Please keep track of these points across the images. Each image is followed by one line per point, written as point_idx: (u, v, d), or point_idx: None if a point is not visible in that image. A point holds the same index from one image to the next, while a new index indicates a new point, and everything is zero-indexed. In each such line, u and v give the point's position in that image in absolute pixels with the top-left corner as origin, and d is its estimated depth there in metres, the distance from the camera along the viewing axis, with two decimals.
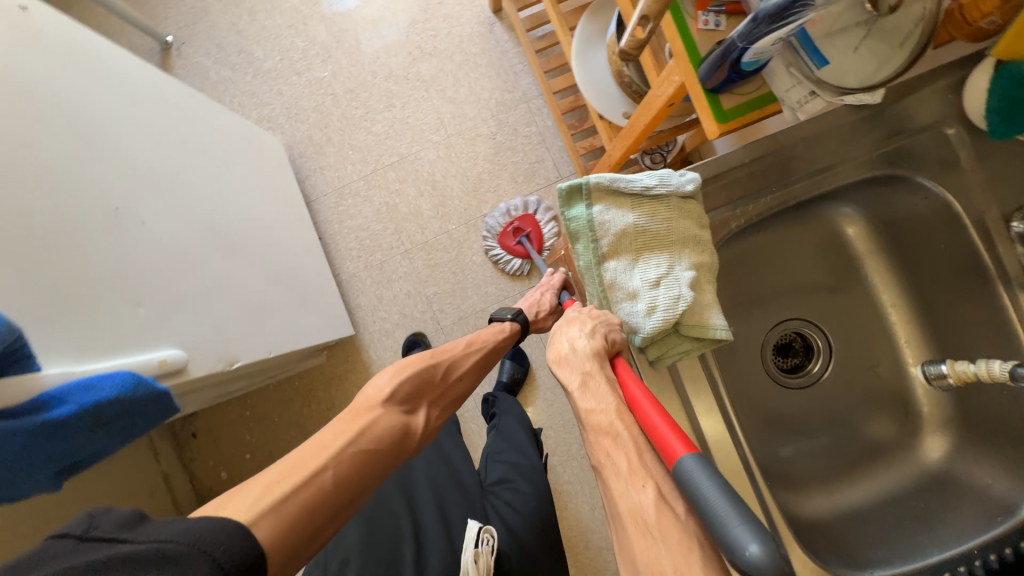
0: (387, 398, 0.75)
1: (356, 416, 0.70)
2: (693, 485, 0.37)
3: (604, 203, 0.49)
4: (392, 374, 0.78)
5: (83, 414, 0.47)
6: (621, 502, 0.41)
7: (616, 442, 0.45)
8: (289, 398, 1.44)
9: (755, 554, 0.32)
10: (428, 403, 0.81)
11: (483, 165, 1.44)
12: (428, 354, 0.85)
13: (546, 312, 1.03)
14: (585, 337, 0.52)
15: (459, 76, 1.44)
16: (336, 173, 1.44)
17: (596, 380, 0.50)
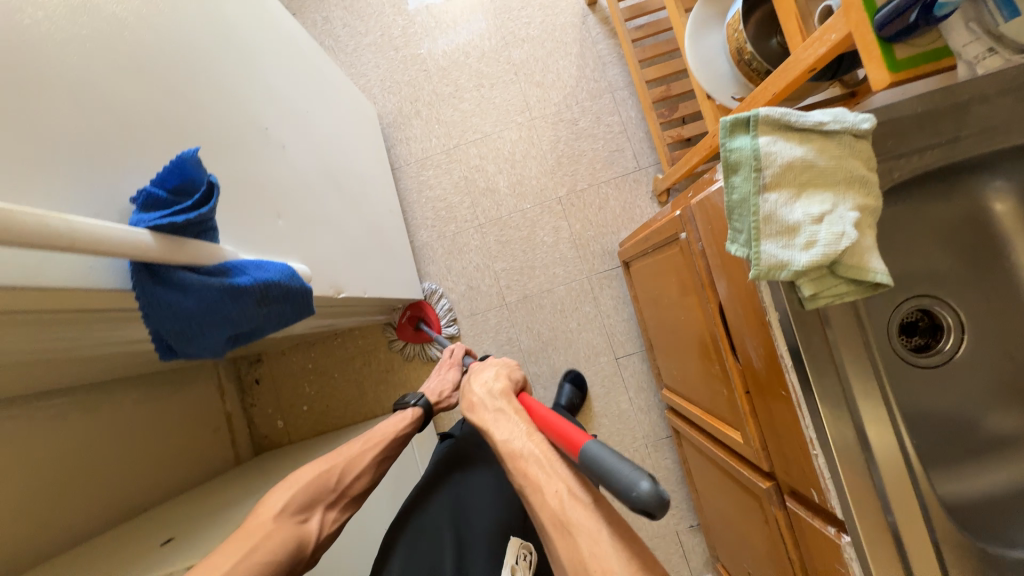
0: (277, 512, 0.69)
1: (243, 537, 0.64)
2: (597, 465, 0.52)
3: (773, 135, 0.50)
4: (285, 489, 0.72)
5: (256, 286, 0.51)
6: (545, 513, 0.57)
7: (542, 472, 0.61)
8: (350, 356, 1.47)
9: (644, 489, 0.46)
10: (325, 505, 0.75)
11: (563, 150, 1.47)
12: (320, 461, 0.79)
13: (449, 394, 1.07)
14: (492, 382, 0.79)
15: (548, 62, 1.49)
16: (420, 146, 1.49)
17: (505, 416, 0.72)
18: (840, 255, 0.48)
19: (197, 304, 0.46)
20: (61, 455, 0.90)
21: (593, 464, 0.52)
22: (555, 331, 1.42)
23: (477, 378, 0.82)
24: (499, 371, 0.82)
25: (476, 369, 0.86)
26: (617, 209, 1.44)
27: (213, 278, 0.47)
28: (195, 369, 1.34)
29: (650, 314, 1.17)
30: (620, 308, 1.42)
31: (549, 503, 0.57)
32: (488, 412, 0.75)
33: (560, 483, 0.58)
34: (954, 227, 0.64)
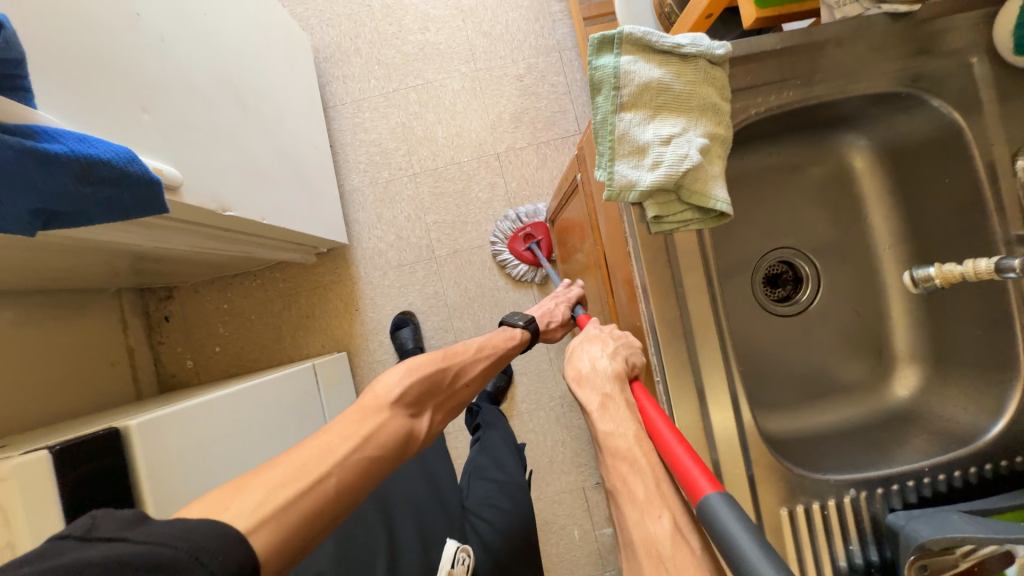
0: (396, 399, 0.68)
1: (363, 421, 0.63)
2: (724, 524, 0.37)
3: (633, 54, 0.49)
4: (405, 373, 0.72)
5: (75, 159, 0.46)
6: (637, 532, 0.43)
7: (633, 467, 0.47)
8: (269, 298, 1.41)
9: None
10: (434, 409, 0.75)
11: (506, 105, 1.44)
12: (438, 358, 0.78)
13: (558, 323, 0.98)
14: (606, 357, 0.61)
15: (498, 13, 1.44)
16: (358, 85, 1.42)
17: (614, 403, 0.55)
18: (683, 179, 0.49)
19: None
20: None
21: (718, 527, 0.37)
22: (482, 288, 1.42)
23: (578, 359, 0.64)
24: (614, 351, 0.62)
25: (591, 333, 0.68)
26: (554, 171, 1.44)
27: (12, 137, 0.43)
28: (92, 298, 1.25)
29: (568, 272, 1.18)
30: (549, 270, 1.43)
31: (648, 530, 0.42)
32: (592, 391, 0.58)
33: (663, 512, 0.43)
34: (821, 183, 0.67)
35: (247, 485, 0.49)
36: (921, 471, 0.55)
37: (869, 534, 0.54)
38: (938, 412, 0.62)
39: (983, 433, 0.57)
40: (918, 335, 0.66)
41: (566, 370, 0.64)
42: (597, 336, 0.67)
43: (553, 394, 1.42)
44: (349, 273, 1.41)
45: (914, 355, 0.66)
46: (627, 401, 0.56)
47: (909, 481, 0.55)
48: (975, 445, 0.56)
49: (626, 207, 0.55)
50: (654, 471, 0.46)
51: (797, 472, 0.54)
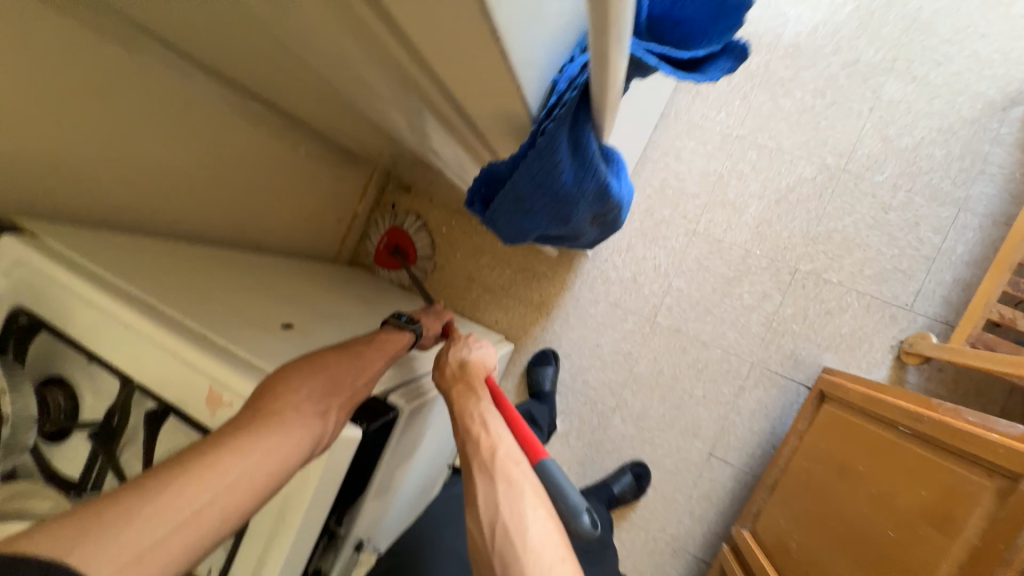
0: (298, 397, 0.45)
1: (261, 430, 0.42)
2: (559, 485, 0.59)
3: None
4: (307, 372, 0.48)
5: (616, 202, 0.36)
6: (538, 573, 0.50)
7: (507, 491, 0.55)
8: (481, 249, 1.36)
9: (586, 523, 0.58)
10: (351, 405, 0.50)
11: (846, 226, 1.15)
12: (342, 352, 0.53)
13: (434, 338, 0.75)
14: (466, 355, 0.70)
15: (920, 123, 1.11)
16: (704, 109, 1.21)
17: (473, 391, 0.65)
18: None
19: (573, 188, 0.31)
20: (203, 170, 0.86)
21: (552, 481, 0.59)
22: (675, 385, 1.23)
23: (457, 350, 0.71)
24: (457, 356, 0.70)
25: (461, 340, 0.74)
26: (844, 328, 1.15)
27: (603, 164, 0.32)
28: (358, 160, 1.28)
29: (804, 464, 0.93)
30: (756, 417, 1.19)
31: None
32: (473, 394, 0.64)
33: None
34: None
35: (105, 524, 0.33)
36: None
37: None
38: None
39: None
40: None
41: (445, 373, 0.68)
42: (460, 344, 0.72)
43: (665, 529, 1.23)
44: (564, 278, 1.30)
45: None
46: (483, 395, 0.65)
47: None
48: None
49: None
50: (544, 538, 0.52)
51: None
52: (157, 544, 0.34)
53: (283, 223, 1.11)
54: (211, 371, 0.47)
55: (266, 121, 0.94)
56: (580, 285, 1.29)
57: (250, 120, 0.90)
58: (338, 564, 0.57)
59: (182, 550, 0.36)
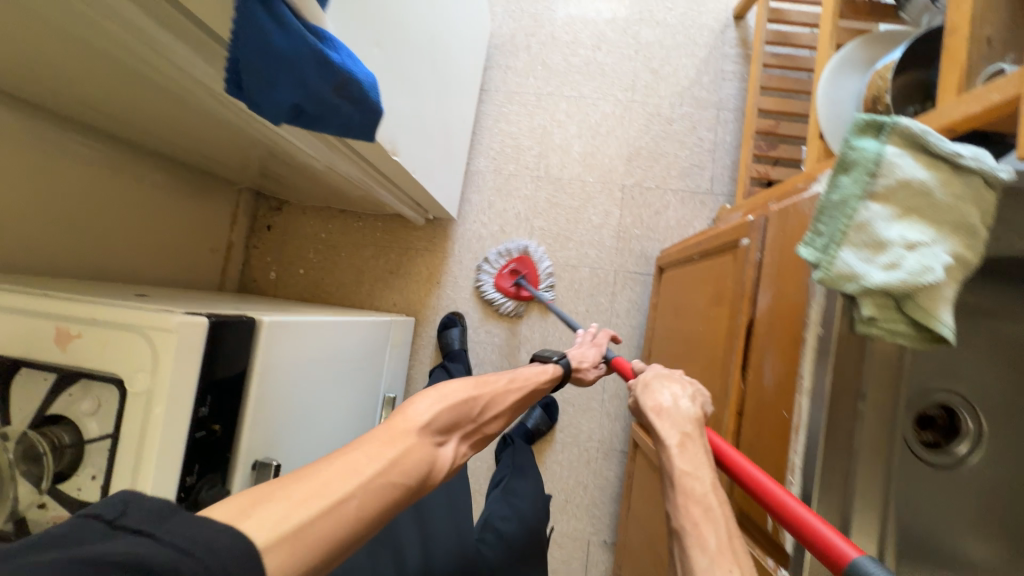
0: (422, 424, 0.56)
1: (388, 439, 0.51)
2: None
3: (902, 149, 0.47)
4: (431, 400, 0.60)
5: (342, 70, 0.49)
6: (698, 575, 0.43)
7: (709, 493, 0.49)
8: (364, 243, 1.46)
9: None
10: (462, 434, 0.62)
11: (648, 143, 1.42)
12: (469, 384, 0.66)
13: (589, 366, 0.93)
14: (687, 397, 0.62)
15: (672, 54, 1.44)
16: (516, 78, 1.45)
17: (693, 443, 0.55)
18: (917, 291, 0.45)
19: (285, 49, 0.44)
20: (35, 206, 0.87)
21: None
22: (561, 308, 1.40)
23: (653, 389, 0.65)
24: (673, 385, 0.65)
25: (662, 371, 0.71)
26: (672, 221, 1.40)
27: (308, 34, 0.46)
28: (218, 187, 1.33)
29: (662, 324, 1.12)
30: (632, 313, 1.39)
31: (702, 559, 0.44)
32: (654, 410, 0.61)
33: (736, 565, 0.43)
34: (1007, 341, 0.62)
35: (273, 494, 0.40)
36: None
37: None
38: None
39: None
40: None
41: (640, 398, 0.65)
42: (665, 373, 0.70)
43: (592, 436, 1.37)
44: (444, 247, 1.43)
45: None
46: (705, 445, 0.55)
47: None
48: None
49: (841, 318, 0.50)
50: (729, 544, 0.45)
51: None
52: (304, 522, 0.40)
53: (146, 255, 1.12)
54: (55, 312, 0.52)
55: (99, 153, 0.97)
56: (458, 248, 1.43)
57: (81, 154, 0.94)
58: (238, 484, 0.60)
59: (327, 534, 0.41)
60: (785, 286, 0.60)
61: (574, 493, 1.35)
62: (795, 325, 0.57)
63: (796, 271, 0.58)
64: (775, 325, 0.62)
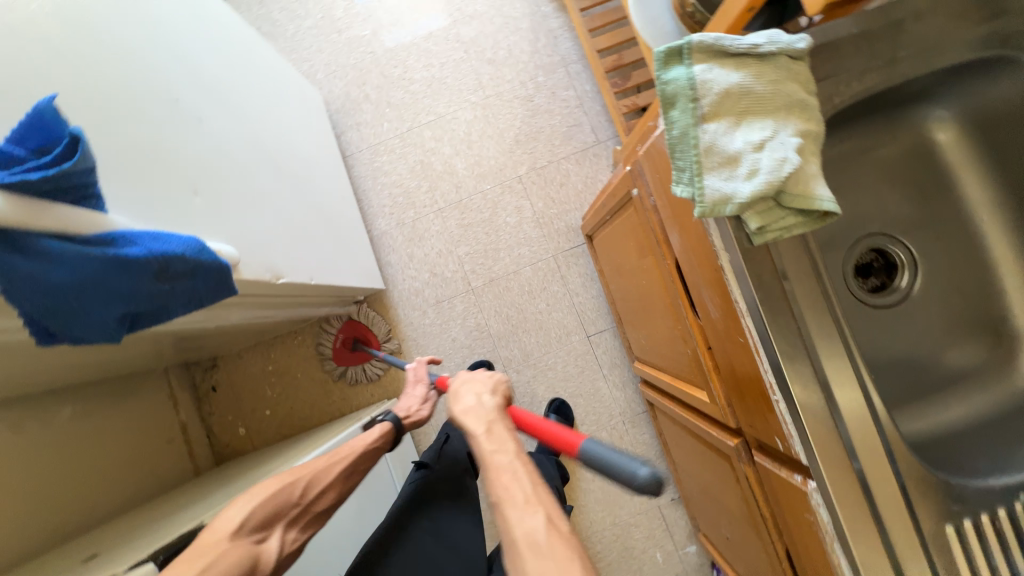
0: (233, 529, 0.59)
1: (197, 555, 0.55)
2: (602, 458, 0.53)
3: (706, 63, 0.47)
4: (244, 502, 0.63)
5: (152, 258, 0.46)
6: (518, 529, 0.49)
7: (512, 476, 0.54)
8: (314, 354, 1.39)
9: (643, 475, 0.50)
10: (287, 522, 0.65)
11: (520, 127, 1.43)
12: (287, 472, 0.69)
13: (420, 405, 0.94)
14: (488, 393, 0.67)
15: (499, 38, 1.45)
16: (372, 130, 1.44)
17: (498, 426, 0.61)
18: (785, 184, 0.46)
19: (72, 279, 0.42)
20: None
21: (598, 462, 0.53)
22: (524, 314, 1.39)
23: (457, 396, 0.67)
24: (477, 388, 0.67)
25: (466, 375, 0.72)
26: (579, 184, 1.41)
27: (92, 248, 0.42)
28: (144, 378, 1.23)
29: (613, 288, 1.12)
30: (589, 285, 1.39)
31: (525, 523, 0.49)
32: (455, 408, 0.65)
33: (538, 508, 0.50)
34: (893, 164, 0.64)
35: None
36: None
37: None
38: None
39: None
40: None
41: (450, 408, 0.66)
42: (484, 375, 0.71)
43: (613, 414, 1.36)
44: (389, 317, 1.39)
45: None
46: (507, 426, 0.62)
47: None
48: None
49: (740, 235, 0.50)
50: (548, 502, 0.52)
51: (946, 478, 0.50)
52: None
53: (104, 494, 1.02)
54: None
55: None
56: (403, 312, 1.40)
57: None
58: None
59: None
60: (682, 222, 0.60)
61: None
62: (710, 255, 0.56)
63: (682, 205, 0.59)
64: (692, 259, 0.62)
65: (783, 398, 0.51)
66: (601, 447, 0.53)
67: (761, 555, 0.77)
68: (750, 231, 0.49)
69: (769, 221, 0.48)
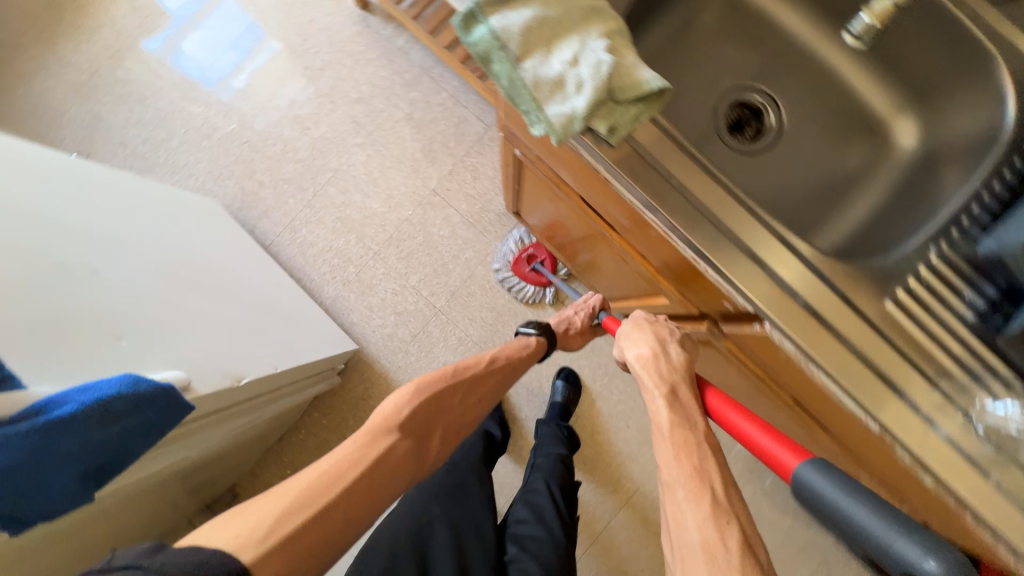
0: (397, 423, 0.64)
1: (366, 446, 0.60)
2: (819, 492, 0.45)
3: (497, 13, 0.50)
4: (408, 394, 0.67)
5: (90, 410, 0.49)
6: (692, 520, 0.46)
7: (693, 466, 0.50)
8: (324, 439, 1.38)
9: (929, 567, 0.38)
10: (438, 434, 0.70)
11: (413, 146, 1.45)
12: (446, 371, 0.73)
13: (576, 329, 0.95)
14: (677, 350, 0.64)
15: (356, 76, 1.48)
16: (281, 210, 1.45)
17: (682, 395, 0.57)
18: (611, 82, 0.49)
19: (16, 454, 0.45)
20: None
21: (816, 497, 0.45)
22: (496, 310, 1.40)
23: (630, 341, 0.66)
24: (653, 337, 0.65)
25: (646, 319, 0.71)
26: (490, 172, 1.44)
27: (20, 423, 0.45)
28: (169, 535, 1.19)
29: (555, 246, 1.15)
30: None
31: (696, 519, 0.46)
32: (654, 366, 0.61)
33: (704, 491, 0.48)
34: (714, 28, 0.69)
35: (258, 511, 0.51)
36: (979, 190, 0.54)
37: (971, 276, 0.52)
38: (952, 133, 0.60)
39: (918, 146, 0.64)
40: (881, 86, 0.66)
41: (623, 355, 0.67)
42: (650, 322, 0.70)
43: None
44: (377, 371, 1.40)
45: (895, 106, 0.66)
46: (690, 401, 0.57)
47: (969, 215, 0.54)
48: (937, 152, 0.62)
49: (601, 146, 0.53)
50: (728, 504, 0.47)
51: (869, 263, 0.54)
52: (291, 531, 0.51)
53: None
54: None
55: None
56: (387, 362, 1.40)
57: None
58: None
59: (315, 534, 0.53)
60: (558, 155, 0.63)
61: None
62: (593, 174, 0.59)
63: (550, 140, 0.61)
64: (586, 184, 0.64)
65: (706, 262, 0.54)
66: (828, 477, 0.45)
67: (779, 414, 0.80)
68: (606, 137, 0.52)
69: (617, 121, 0.51)
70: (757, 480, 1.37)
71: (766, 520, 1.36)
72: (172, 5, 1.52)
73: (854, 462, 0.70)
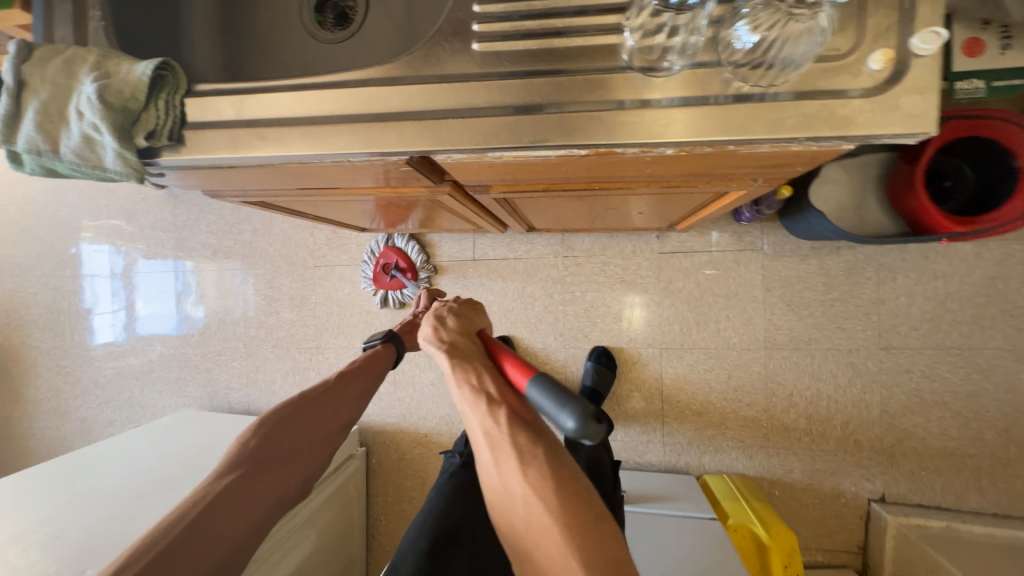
0: (251, 458, 0.67)
1: (233, 494, 0.62)
2: (534, 395, 0.46)
3: (12, 135, 0.50)
4: (261, 435, 0.69)
5: None
6: (517, 508, 0.49)
7: (507, 454, 0.49)
8: (398, 511, 1.44)
9: (571, 425, 0.42)
10: (312, 453, 0.73)
11: (274, 248, 1.52)
12: (303, 401, 0.75)
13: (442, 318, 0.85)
14: (448, 315, 0.61)
15: (199, 237, 1.59)
16: (235, 376, 1.57)
17: (472, 351, 0.56)
18: (117, 105, 0.48)
19: None
20: None
21: (538, 393, 0.46)
22: None
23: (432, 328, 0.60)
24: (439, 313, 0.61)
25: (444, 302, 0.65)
26: None
27: None
28: None
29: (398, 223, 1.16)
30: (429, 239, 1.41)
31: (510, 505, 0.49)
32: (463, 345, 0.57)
33: (500, 449, 0.49)
34: None
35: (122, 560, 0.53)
36: None
37: None
38: None
39: None
40: None
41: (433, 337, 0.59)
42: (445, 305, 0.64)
43: (555, 263, 1.33)
44: (392, 430, 1.44)
45: None
46: (481, 363, 0.54)
47: None
48: None
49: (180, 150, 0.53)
50: (515, 460, 0.49)
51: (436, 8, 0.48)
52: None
53: None
54: None
55: None
56: (393, 417, 1.44)
57: None
58: None
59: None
60: (216, 177, 0.63)
61: (614, 274, 1.30)
62: (230, 169, 0.58)
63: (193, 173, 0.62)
64: (257, 179, 0.64)
65: (330, 157, 0.50)
66: (544, 385, 0.46)
67: (623, 198, 0.72)
68: (172, 144, 0.52)
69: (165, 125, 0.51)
70: (757, 253, 1.22)
71: (796, 278, 1.20)
72: (103, 300, 1.68)
73: (690, 184, 0.61)
